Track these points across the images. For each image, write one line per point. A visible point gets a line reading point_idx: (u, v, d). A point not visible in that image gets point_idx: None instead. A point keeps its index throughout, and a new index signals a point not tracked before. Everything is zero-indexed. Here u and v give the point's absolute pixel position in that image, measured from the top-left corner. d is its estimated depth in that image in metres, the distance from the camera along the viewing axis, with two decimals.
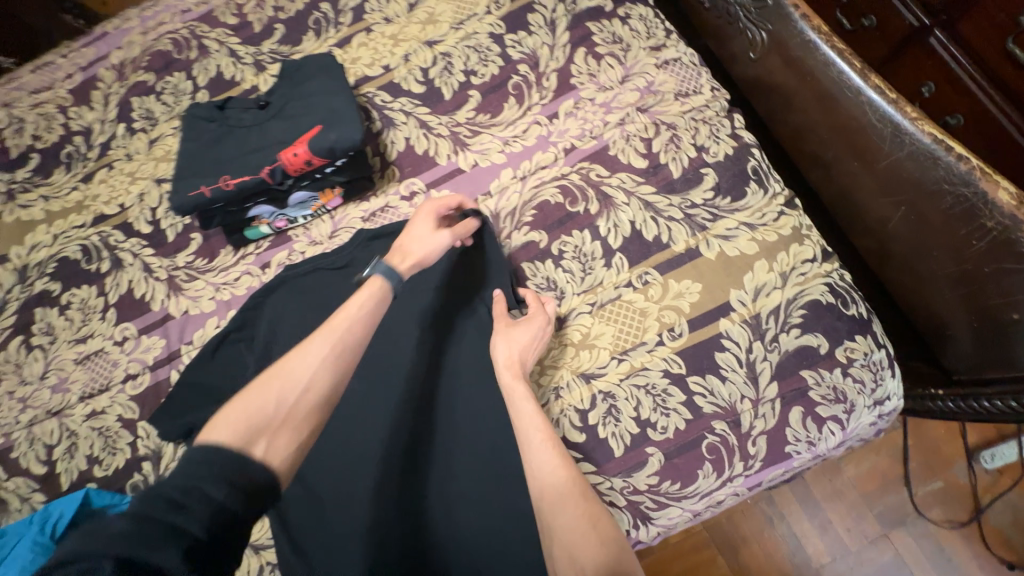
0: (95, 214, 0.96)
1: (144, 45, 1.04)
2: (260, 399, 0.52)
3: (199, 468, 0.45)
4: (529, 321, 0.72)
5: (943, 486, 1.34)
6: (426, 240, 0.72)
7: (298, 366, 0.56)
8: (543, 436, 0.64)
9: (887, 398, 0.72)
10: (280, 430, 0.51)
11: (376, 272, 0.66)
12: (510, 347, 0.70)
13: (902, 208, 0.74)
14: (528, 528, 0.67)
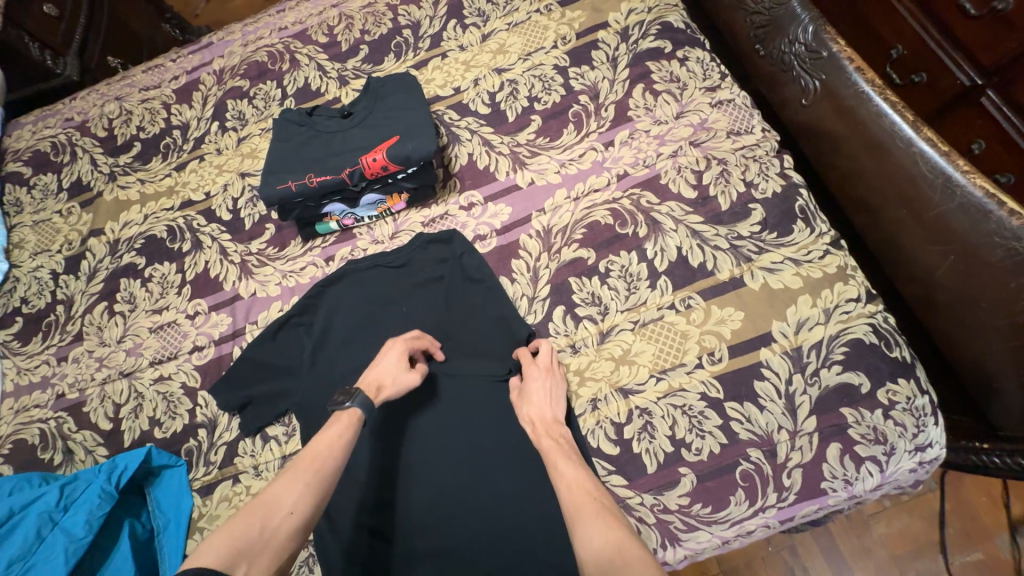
0: (183, 199, 1.06)
1: (243, 55, 1.17)
2: (244, 523, 0.54)
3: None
4: (541, 380, 0.75)
5: (983, 558, 1.29)
6: (395, 376, 0.74)
7: (280, 491, 0.58)
8: (567, 481, 0.62)
9: (930, 445, 0.71)
10: (263, 551, 0.53)
11: (352, 407, 0.68)
12: (530, 407, 0.74)
13: (949, 257, 0.75)
14: (552, 531, 0.71)
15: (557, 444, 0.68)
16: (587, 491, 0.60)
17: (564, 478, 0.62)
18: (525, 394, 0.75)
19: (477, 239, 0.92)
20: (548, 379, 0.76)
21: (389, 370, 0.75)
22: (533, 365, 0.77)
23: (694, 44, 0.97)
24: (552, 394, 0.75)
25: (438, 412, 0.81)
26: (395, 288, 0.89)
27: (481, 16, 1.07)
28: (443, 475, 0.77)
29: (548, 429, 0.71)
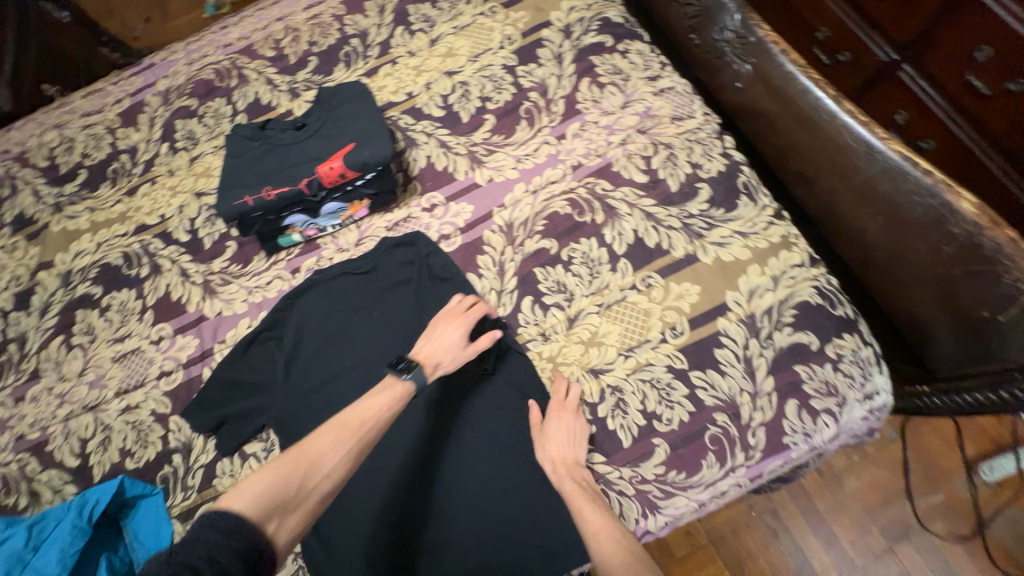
0: (137, 224, 1.04)
1: (189, 74, 1.15)
2: (285, 474, 0.58)
3: (218, 538, 0.50)
4: (563, 419, 0.76)
5: (945, 500, 1.38)
6: (451, 351, 0.77)
7: (325, 450, 0.62)
8: (596, 531, 0.66)
9: (877, 392, 0.77)
10: (294, 509, 0.56)
11: (408, 376, 0.72)
12: (553, 446, 0.75)
13: (878, 218, 0.82)
14: (545, 524, 0.73)
15: (581, 488, 0.71)
16: (615, 541, 0.65)
17: (593, 528, 0.67)
18: (547, 432, 0.76)
19: (442, 239, 0.94)
20: (569, 416, 0.77)
21: (446, 346, 0.77)
22: (558, 403, 0.78)
23: (634, 37, 1.02)
24: (574, 433, 0.76)
25: (418, 414, 0.81)
26: (365, 294, 0.90)
27: (428, 21, 1.09)
28: (429, 478, 0.77)
29: (571, 470, 0.73)
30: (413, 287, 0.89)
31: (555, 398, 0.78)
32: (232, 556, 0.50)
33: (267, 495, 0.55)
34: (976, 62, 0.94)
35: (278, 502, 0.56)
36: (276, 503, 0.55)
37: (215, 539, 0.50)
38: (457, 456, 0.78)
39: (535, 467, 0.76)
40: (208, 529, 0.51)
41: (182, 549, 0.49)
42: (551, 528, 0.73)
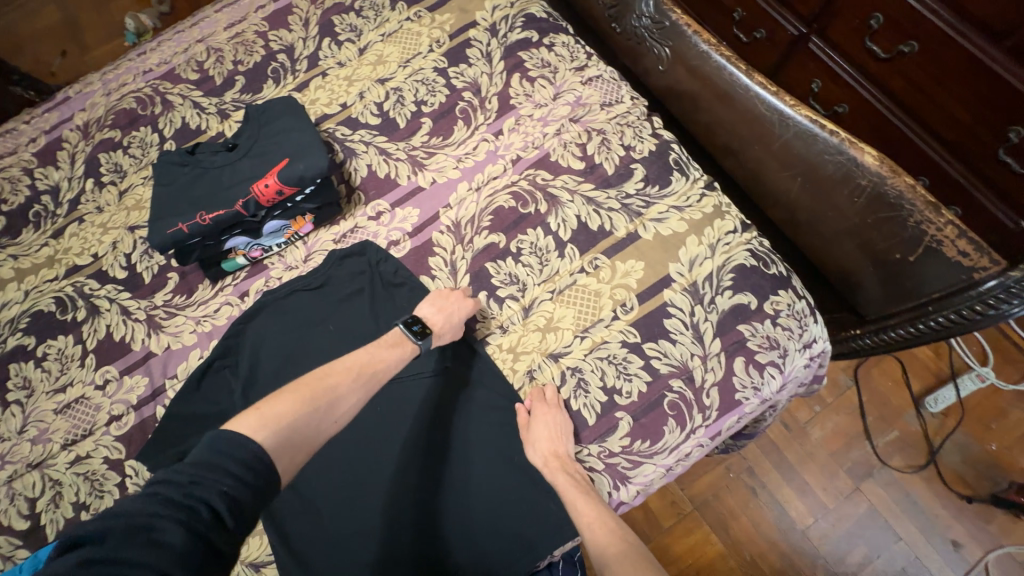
0: (68, 267, 0.99)
1: (108, 105, 1.10)
2: (302, 412, 0.61)
3: (238, 472, 0.52)
4: (549, 415, 0.78)
5: (900, 435, 1.49)
6: (456, 325, 0.81)
7: (341, 395, 0.66)
8: (590, 521, 0.69)
9: (815, 340, 0.83)
10: (300, 449, 0.59)
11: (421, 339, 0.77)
12: (542, 442, 0.75)
13: (797, 179, 0.88)
14: (526, 515, 0.76)
15: (573, 481, 0.73)
16: (609, 530, 0.68)
17: (588, 518, 0.69)
18: (535, 430, 0.77)
19: (391, 245, 0.94)
20: (554, 412, 0.78)
21: (452, 325, 0.81)
22: (542, 401, 0.79)
23: (558, 30, 1.05)
24: (561, 429, 0.77)
25: (387, 419, 0.82)
26: (320, 308, 0.89)
27: (354, 31, 1.09)
28: (406, 483, 0.79)
29: (561, 464, 0.75)
30: (367, 296, 0.89)
31: (540, 399, 0.80)
32: (247, 495, 0.52)
33: (280, 430, 0.58)
34: (872, 29, 1.02)
35: (289, 440, 0.58)
36: (289, 438, 0.58)
37: (235, 472, 0.52)
38: (432, 459, 0.80)
39: (516, 462, 0.79)
40: (225, 464, 0.52)
41: (206, 482, 0.51)
42: (534, 519, 0.76)
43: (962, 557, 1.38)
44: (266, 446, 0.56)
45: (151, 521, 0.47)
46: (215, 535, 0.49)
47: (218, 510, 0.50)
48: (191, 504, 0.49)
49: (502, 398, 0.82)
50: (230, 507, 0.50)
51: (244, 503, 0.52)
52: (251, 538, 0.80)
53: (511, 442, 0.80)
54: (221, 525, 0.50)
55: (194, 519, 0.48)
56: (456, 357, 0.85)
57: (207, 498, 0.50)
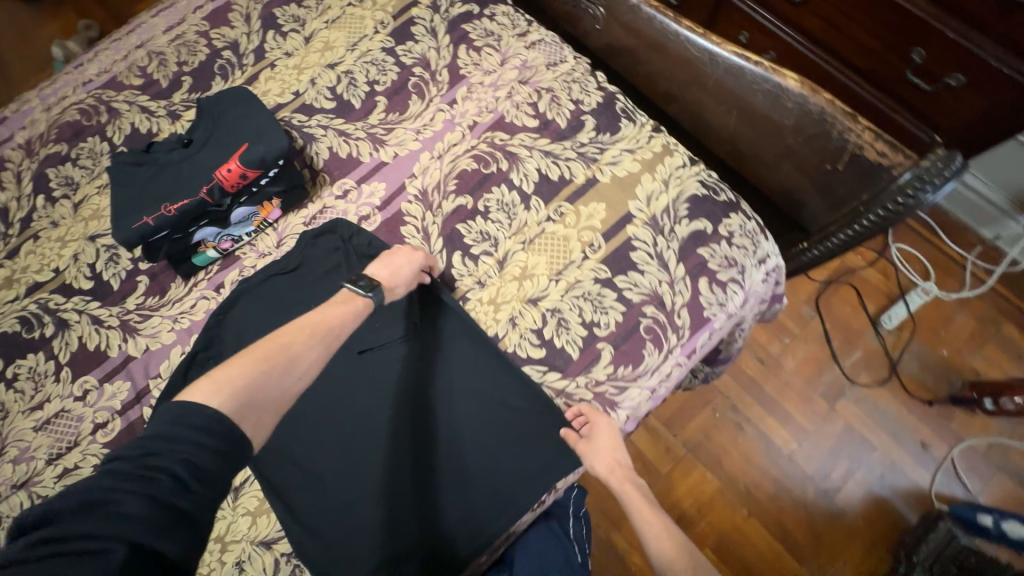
0: (28, 285, 0.96)
1: (50, 120, 1.07)
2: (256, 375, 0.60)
3: (198, 438, 0.53)
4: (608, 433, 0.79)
5: (863, 354, 1.60)
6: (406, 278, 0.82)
7: (300, 352, 0.65)
8: (655, 529, 0.81)
9: (768, 256, 0.90)
10: (268, 409, 0.60)
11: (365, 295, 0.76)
12: (608, 454, 0.79)
13: (733, 112, 0.97)
14: (526, 456, 0.80)
15: (635, 488, 0.84)
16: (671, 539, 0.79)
17: (651, 525, 0.81)
18: (597, 440, 0.78)
19: (362, 221, 0.96)
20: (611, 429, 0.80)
21: (404, 275, 0.82)
22: (597, 417, 0.80)
23: (497, 1, 1.10)
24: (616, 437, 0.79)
25: (377, 384, 0.84)
26: (299, 288, 0.90)
27: (298, 21, 1.10)
28: (405, 441, 0.81)
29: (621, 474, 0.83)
30: (344, 270, 0.90)
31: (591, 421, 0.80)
32: (210, 460, 0.53)
33: (237, 394, 0.58)
34: None
35: (250, 403, 0.58)
36: (250, 401, 0.58)
37: (193, 439, 0.53)
38: (423, 416, 0.82)
39: (509, 408, 0.81)
40: (182, 433, 0.53)
41: (163, 452, 0.52)
42: (534, 460, 0.79)
43: (932, 456, 1.49)
44: (226, 410, 0.56)
45: (111, 494, 0.48)
46: (180, 499, 0.50)
47: (178, 476, 0.51)
48: (149, 473, 0.50)
49: (481, 348, 0.84)
50: (192, 472, 0.51)
51: (209, 468, 0.52)
52: (259, 517, 0.80)
53: (496, 390, 0.82)
54: (185, 489, 0.51)
55: (156, 489, 0.49)
56: (430, 317, 0.87)
57: (167, 467, 0.51)
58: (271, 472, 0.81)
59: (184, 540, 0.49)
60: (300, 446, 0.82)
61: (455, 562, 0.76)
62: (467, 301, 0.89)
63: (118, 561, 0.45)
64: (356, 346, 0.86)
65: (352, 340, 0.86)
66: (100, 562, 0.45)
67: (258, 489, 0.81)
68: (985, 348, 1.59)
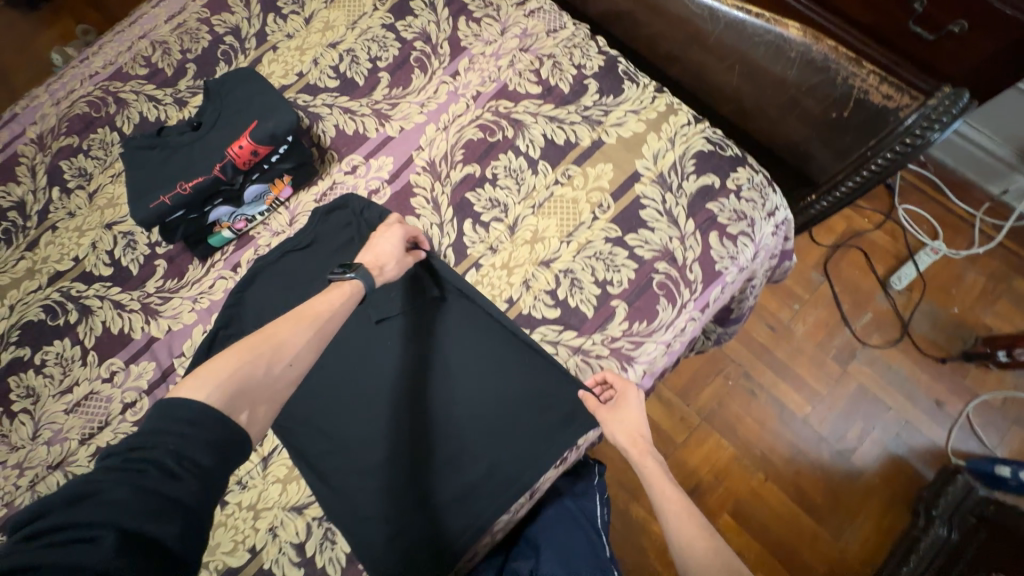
0: (49, 274, 0.98)
1: (59, 114, 1.09)
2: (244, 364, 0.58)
3: (186, 428, 0.52)
4: (627, 398, 0.78)
5: (874, 315, 1.60)
6: (393, 254, 0.80)
7: (288, 339, 0.62)
8: (679, 511, 0.69)
9: (777, 209, 0.91)
10: (263, 398, 0.58)
11: (352, 275, 0.73)
12: (634, 423, 0.76)
13: (736, 68, 0.98)
14: (543, 416, 0.81)
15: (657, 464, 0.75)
16: (695, 523, 0.67)
17: (672, 509, 0.69)
18: (621, 408, 0.77)
19: (372, 194, 0.97)
20: (630, 395, 0.78)
21: (392, 252, 0.80)
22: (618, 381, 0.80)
23: None
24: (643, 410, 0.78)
25: (395, 352, 0.86)
26: (314, 263, 0.92)
27: (297, 3, 1.11)
28: (424, 405, 0.82)
29: (642, 448, 0.76)
30: (357, 244, 0.92)
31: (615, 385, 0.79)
32: (199, 449, 0.51)
33: (225, 385, 0.56)
34: None
35: (240, 393, 0.56)
36: (240, 392, 0.56)
37: (181, 430, 0.52)
38: (440, 381, 0.83)
39: (524, 370, 0.82)
40: (170, 423, 0.52)
41: (150, 442, 0.51)
42: (551, 420, 0.80)
43: (946, 413, 1.50)
44: (217, 403, 0.54)
45: (100, 486, 0.48)
46: (168, 487, 0.49)
47: (165, 466, 0.49)
48: (136, 464, 0.49)
49: (494, 314, 0.86)
50: (180, 460, 0.50)
51: (197, 456, 0.51)
52: (289, 484, 0.82)
53: (511, 354, 0.83)
54: (174, 478, 0.49)
55: (144, 480, 0.48)
56: (442, 286, 0.88)
57: (155, 458, 0.50)
58: (298, 440, 0.83)
59: (177, 528, 0.48)
60: (325, 413, 0.84)
61: (481, 519, 0.77)
62: (480, 267, 0.90)
63: (107, 550, 0.44)
64: (372, 316, 0.88)
65: (370, 310, 0.88)
66: (91, 551, 0.44)
67: (287, 458, 0.83)
68: (997, 303, 1.58)
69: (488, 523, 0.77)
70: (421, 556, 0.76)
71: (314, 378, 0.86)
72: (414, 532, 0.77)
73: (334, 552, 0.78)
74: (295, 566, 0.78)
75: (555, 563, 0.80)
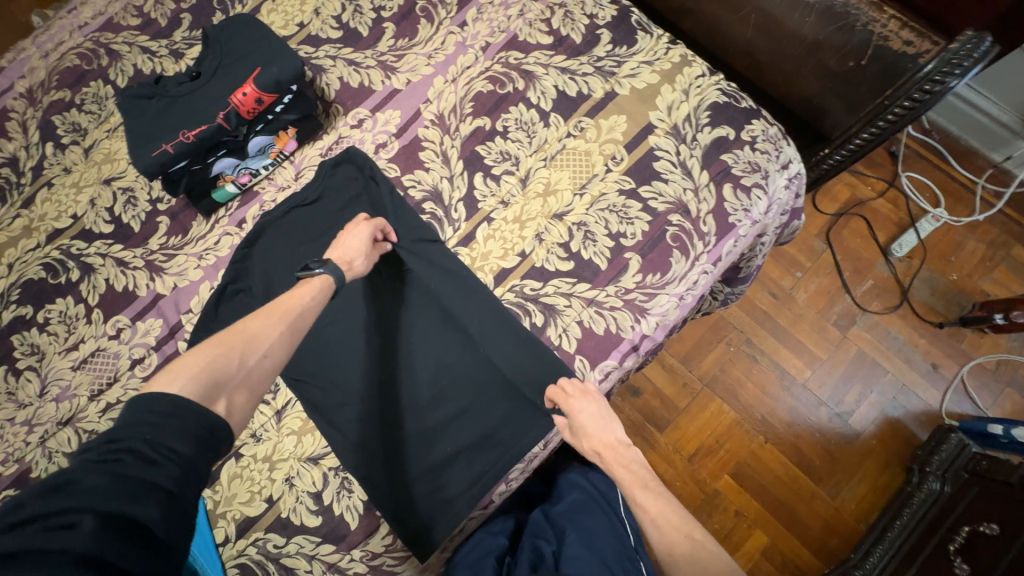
0: (48, 232, 0.95)
1: (49, 67, 1.04)
2: (218, 355, 0.58)
3: (160, 419, 0.51)
4: (572, 410, 0.76)
5: (875, 282, 1.62)
6: (360, 247, 0.79)
7: (260, 332, 0.62)
8: (655, 519, 0.70)
9: (791, 161, 0.90)
10: (240, 387, 0.58)
11: (321, 270, 0.73)
12: (596, 439, 0.77)
13: (751, 18, 0.96)
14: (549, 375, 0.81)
15: (631, 471, 0.76)
16: (675, 526, 0.69)
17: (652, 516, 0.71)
18: (581, 429, 0.77)
19: (379, 148, 0.94)
20: (586, 399, 0.77)
21: (358, 247, 0.79)
22: (566, 397, 0.77)
23: None
24: (608, 415, 0.77)
25: (400, 310, 0.85)
26: (320, 219, 0.90)
27: None
28: (432, 364, 0.83)
29: (611, 458, 0.78)
30: (365, 200, 0.91)
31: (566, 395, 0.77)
32: (176, 436, 0.51)
33: (200, 377, 0.55)
34: None
35: (217, 383, 0.56)
36: (215, 383, 0.56)
37: (154, 420, 0.51)
38: (446, 340, 0.84)
39: (527, 331, 0.83)
40: (144, 414, 0.51)
41: (124, 434, 0.50)
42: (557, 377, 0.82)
43: (942, 376, 1.53)
44: (193, 394, 0.54)
45: (77, 475, 0.47)
46: (146, 473, 0.48)
47: (142, 453, 0.49)
48: (111, 454, 0.49)
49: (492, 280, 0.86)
50: (156, 447, 0.49)
51: (174, 443, 0.50)
52: (304, 436, 0.82)
53: (513, 315, 0.84)
54: (150, 464, 0.49)
55: (121, 467, 0.48)
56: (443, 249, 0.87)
57: (130, 446, 0.49)
58: (311, 393, 0.83)
59: (159, 510, 0.48)
60: (333, 371, 0.84)
61: (495, 468, 0.80)
62: (492, 218, 0.89)
63: (87, 534, 0.44)
64: (380, 267, 0.87)
65: (379, 264, 0.87)
66: (68, 536, 0.43)
67: (301, 411, 0.83)
68: (994, 271, 1.60)
69: (503, 471, 0.80)
70: (439, 499, 0.80)
71: (325, 332, 0.86)
72: (428, 481, 0.80)
73: (351, 501, 0.79)
74: (312, 514, 0.79)
75: (578, 540, 0.77)
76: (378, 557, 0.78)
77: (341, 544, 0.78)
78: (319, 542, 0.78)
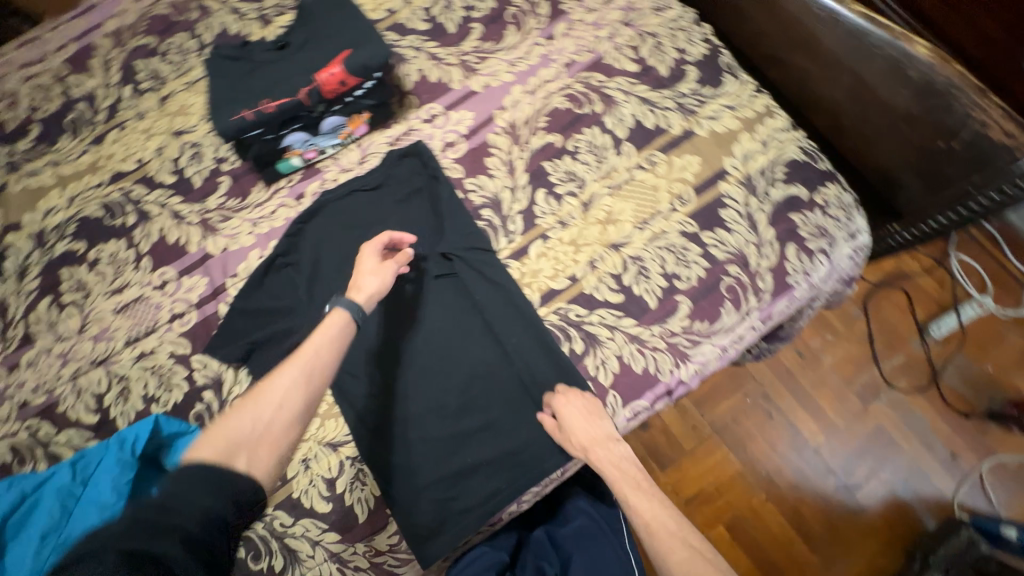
0: (112, 173, 0.97)
1: (140, 12, 1.06)
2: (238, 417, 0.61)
3: (187, 476, 0.54)
4: (563, 402, 0.77)
5: (906, 359, 1.57)
6: (369, 273, 0.79)
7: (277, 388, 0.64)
8: (647, 522, 0.71)
9: (860, 232, 0.87)
10: (258, 445, 0.59)
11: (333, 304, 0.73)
12: (581, 433, 0.75)
13: (845, 79, 0.93)
14: None
15: (623, 475, 0.75)
16: (671, 532, 0.70)
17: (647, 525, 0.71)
18: (564, 423, 0.76)
19: (447, 147, 0.94)
20: (574, 397, 0.77)
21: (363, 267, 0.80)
22: (558, 395, 0.78)
23: None
24: (595, 410, 0.77)
25: (442, 311, 0.85)
26: (376, 208, 0.91)
27: None
28: (464, 371, 0.83)
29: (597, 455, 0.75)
30: (426, 197, 0.91)
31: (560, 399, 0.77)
32: (198, 488, 0.53)
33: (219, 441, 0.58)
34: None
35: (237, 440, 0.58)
36: (235, 444, 0.58)
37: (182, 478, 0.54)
38: (482, 349, 0.84)
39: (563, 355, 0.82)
40: (174, 475, 0.54)
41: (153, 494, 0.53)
42: None
43: (960, 467, 1.48)
44: (215, 456, 0.57)
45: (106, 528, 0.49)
46: (168, 516, 0.50)
47: (168, 501, 0.51)
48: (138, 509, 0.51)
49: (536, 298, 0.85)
50: (183, 493, 0.52)
51: (195, 493, 0.52)
52: (327, 420, 0.82)
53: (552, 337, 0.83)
54: (174, 509, 0.50)
55: (147, 513, 0.50)
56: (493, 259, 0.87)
57: (158, 499, 0.52)
58: (340, 379, 0.83)
59: (178, 545, 0.48)
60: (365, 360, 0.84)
61: (510, 488, 0.79)
62: (547, 236, 0.88)
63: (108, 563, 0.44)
64: (430, 266, 0.87)
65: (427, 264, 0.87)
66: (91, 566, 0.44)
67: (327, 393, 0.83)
68: None
69: (518, 492, 0.79)
70: (451, 509, 0.79)
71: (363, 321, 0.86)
72: (443, 488, 0.79)
73: (363, 493, 0.79)
74: (323, 500, 0.78)
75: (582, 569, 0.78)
76: (381, 554, 0.78)
77: (347, 535, 0.78)
78: (325, 529, 0.77)
